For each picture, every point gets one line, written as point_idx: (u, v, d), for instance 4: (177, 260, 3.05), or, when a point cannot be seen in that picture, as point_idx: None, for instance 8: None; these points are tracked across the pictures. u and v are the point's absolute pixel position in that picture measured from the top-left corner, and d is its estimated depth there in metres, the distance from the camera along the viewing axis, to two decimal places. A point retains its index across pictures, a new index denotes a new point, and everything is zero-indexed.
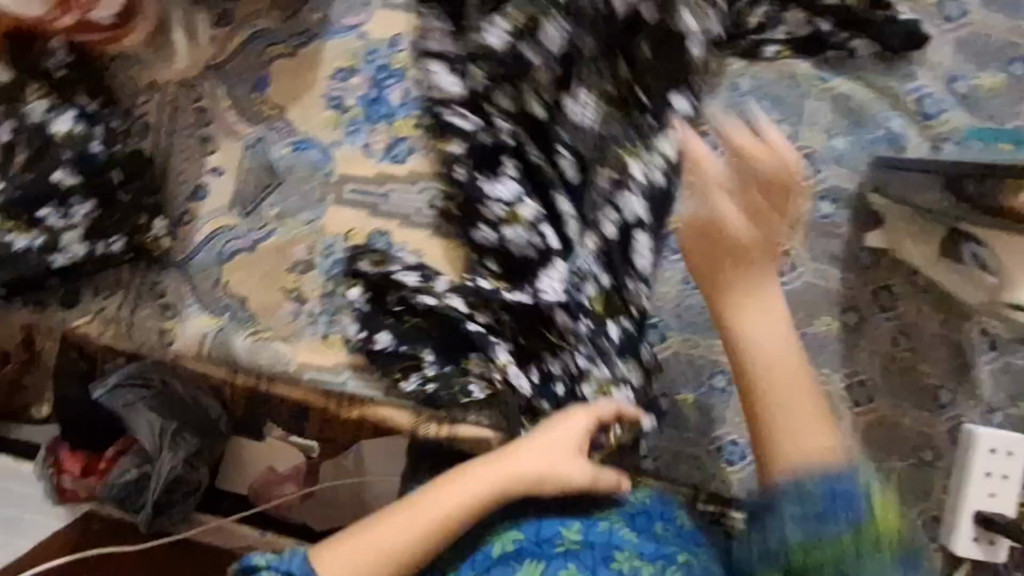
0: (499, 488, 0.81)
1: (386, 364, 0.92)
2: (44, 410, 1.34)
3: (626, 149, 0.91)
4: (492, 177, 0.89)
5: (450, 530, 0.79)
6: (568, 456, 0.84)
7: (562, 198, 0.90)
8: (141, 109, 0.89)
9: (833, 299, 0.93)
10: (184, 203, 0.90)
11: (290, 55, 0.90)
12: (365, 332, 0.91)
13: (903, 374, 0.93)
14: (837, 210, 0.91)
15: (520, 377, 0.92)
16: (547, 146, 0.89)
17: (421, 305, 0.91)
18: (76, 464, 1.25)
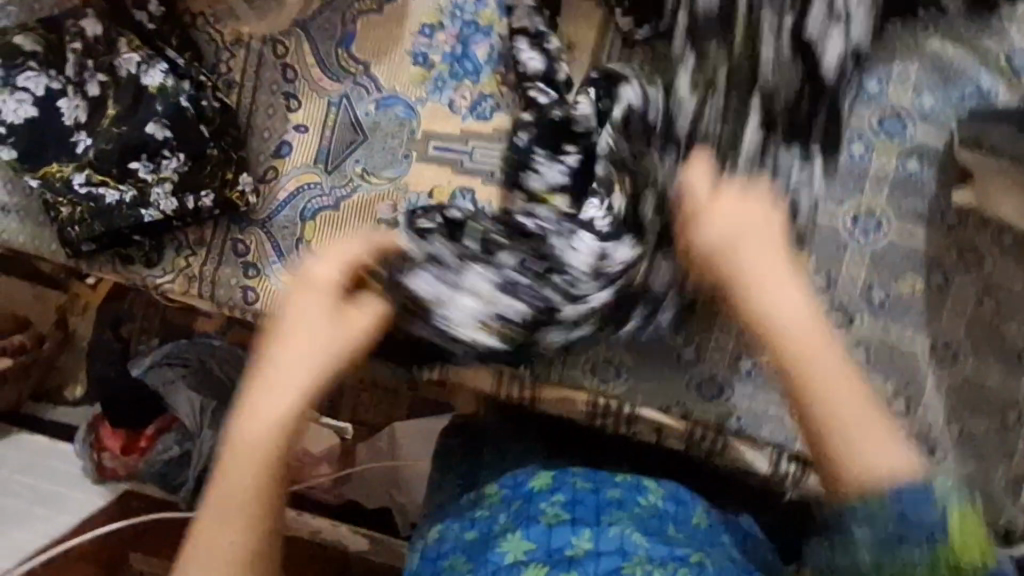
0: (309, 375, 0.71)
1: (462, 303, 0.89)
2: (77, 391, 1.39)
3: (641, 157, 0.89)
4: (585, 140, 0.89)
5: (268, 437, 0.68)
6: (322, 313, 0.74)
7: (590, 199, 0.88)
8: (226, 65, 0.89)
9: (919, 258, 0.92)
10: (268, 160, 0.90)
11: (377, 11, 0.90)
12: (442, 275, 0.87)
13: (989, 333, 0.93)
14: (923, 167, 0.91)
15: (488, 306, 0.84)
16: (633, 110, 0.90)
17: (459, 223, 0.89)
18: (118, 442, 1.26)
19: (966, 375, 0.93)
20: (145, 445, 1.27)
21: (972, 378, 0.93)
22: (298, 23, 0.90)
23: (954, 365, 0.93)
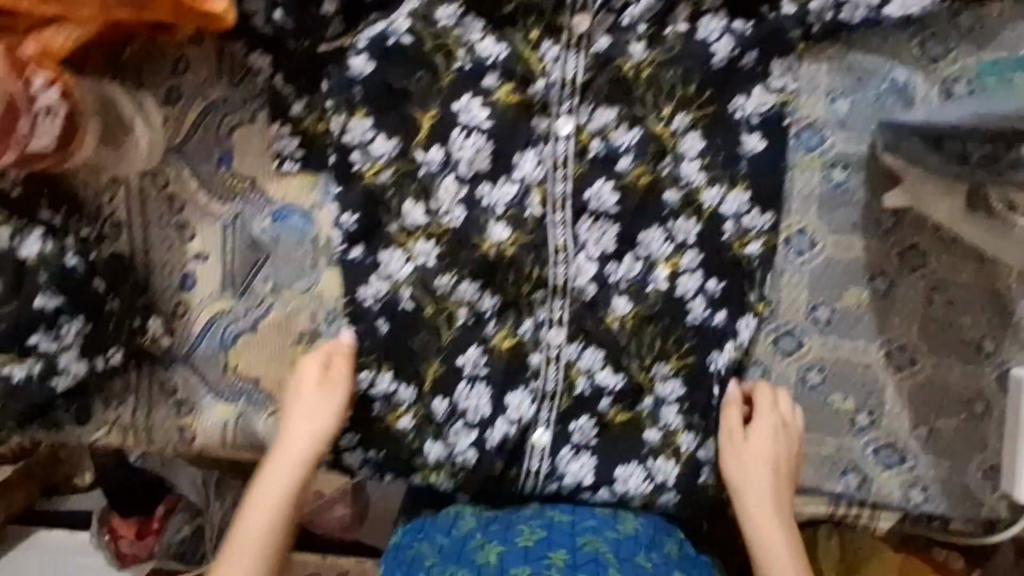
0: None
1: (420, 358, 0.85)
2: (87, 477, 1.30)
3: (504, 337, 0.85)
4: (503, 144, 0.81)
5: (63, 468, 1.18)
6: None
7: (461, 394, 0.85)
8: (108, 208, 0.85)
9: (859, 268, 0.88)
10: (174, 295, 0.87)
11: (250, 120, 0.85)
12: (497, 400, 0.85)
13: (942, 330, 0.89)
14: (849, 176, 0.87)
15: (464, 397, 0.85)
16: (528, 130, 0.82)
17: (440, 305, 0.84)
18: (130, 528, 1.20)
19: (925, 374, 0.90)
20: (158, 526, 1.21)
21: (931, 377, 0.90)
22: (169, 148, 0.85)
23: (912, 368, 0.90)
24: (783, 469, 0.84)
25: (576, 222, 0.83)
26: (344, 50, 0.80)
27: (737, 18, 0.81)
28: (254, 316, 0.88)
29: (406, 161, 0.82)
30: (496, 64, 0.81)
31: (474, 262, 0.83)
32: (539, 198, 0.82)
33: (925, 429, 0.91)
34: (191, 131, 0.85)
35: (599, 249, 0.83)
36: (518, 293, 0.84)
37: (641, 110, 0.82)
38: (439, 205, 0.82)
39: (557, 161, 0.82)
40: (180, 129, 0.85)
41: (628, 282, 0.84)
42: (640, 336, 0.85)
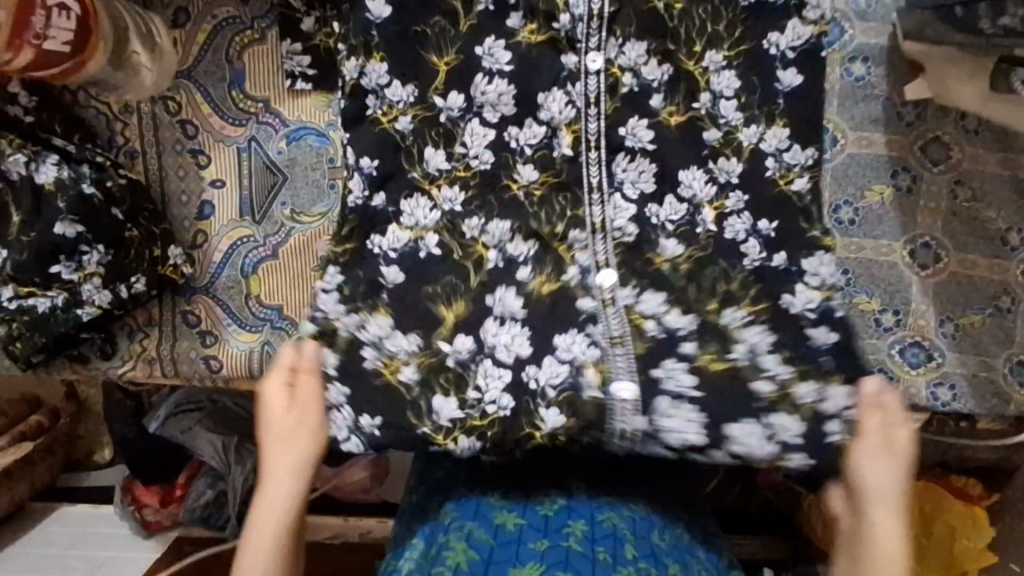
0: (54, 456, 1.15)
1: (449, 291, 0.76)
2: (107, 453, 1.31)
3: (541, 274, 0.76)
4: (526, 86, 0.76)
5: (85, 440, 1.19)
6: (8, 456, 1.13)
7: (491, 328, 0.73)
8: (122, 136, 0.85)
9: (883, 165, 0.88)
10: (193, 224, 0.87)
11: (260, 39, 0.83)
12: (540, 344, 0.73)
13: (968, 224, 0.88)
14: (871, 70, 0.86)
15: (497, 335, 0.73)
16: (555, 70, 0.76)
17: (466, 240, 0.77)
18: (153, 496, 1.19)
19: (953, 271, 0.89)
20: (181, 493, 1.19)
21: (958, 273, 0.89)
22: (181, 72, 0.84)
23: (939, 264, 0.89)
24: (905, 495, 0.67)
25: (612, 162, 0.76)
26: None
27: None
28: (274, 240, 0.87)
29: (425, 107, 0.77)
30: (518, 3, 0.75)
31: (498, 199, 0.78)
32: (568, 138, 0.76)
33: (955, 327, 0.90)
34: (202, 54, 0.84)
35: (637, 190, 0.77)
36: (552, 233, 0.77)
37: (673, 46, 0.76)
38: (466, 150, 0.78)
39: (589, 98, 0.75)
40: (189, 51, 0.83)
41: (675, 224, 0.77)
42: (694, 267, 0.76)
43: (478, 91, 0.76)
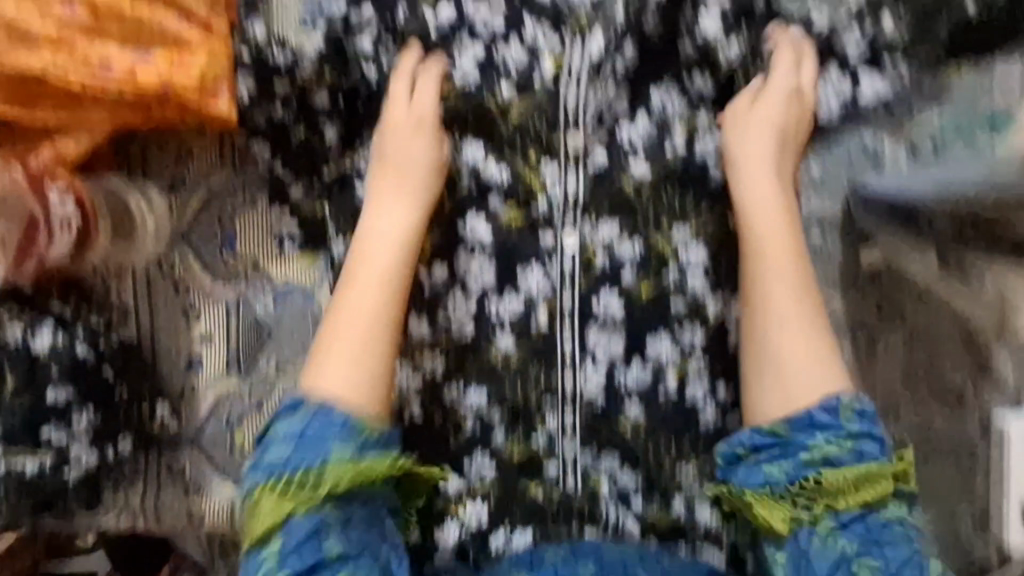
0: None
1: (432, 450, 0.93)
2: None
3: (513, 437, 0.92)
4: (508, 260, 0.91)
5: None
6: None
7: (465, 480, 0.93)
8: (115, 294, 0.87)
9: (840, 324, 0.93)
10: (181, 377, 0.90)
11: (251, 205, 0.87)
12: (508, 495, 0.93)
13: (925, 382, 0.92)
14: (825, 237, 0.92)
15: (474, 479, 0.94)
16: (534, 245, 0.91)
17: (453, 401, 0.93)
18: None
19: (914, 425, 0.93)
20: None
21: (921, 428, 0.92)
22: (175, 235, 0.88)
23: (895, 417, 0.94)
24: (788, 134, 0.87)
25: (582, 335, 0.91)
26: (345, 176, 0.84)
27: None
28: (259, 393, 0.90)
29: (411, 277, 0.93)
30: (500, 187, 0.91)
31: (478, 362, 0.92)
32: (544, 312, 0.91)
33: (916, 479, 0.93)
34: (196, 218, 0.87)
35: (607, 355, 0.91)
36: (526, 400, 0.92)
37: (642, 224, 0.90)
38: (449, 316, 0.93)
39: (564, 275, 0.90)
40: (184, 216, 0.87)
41: (638, 388, 0.91)
42: (646, 424, 0.92)
43: (466, 270, 0.92)
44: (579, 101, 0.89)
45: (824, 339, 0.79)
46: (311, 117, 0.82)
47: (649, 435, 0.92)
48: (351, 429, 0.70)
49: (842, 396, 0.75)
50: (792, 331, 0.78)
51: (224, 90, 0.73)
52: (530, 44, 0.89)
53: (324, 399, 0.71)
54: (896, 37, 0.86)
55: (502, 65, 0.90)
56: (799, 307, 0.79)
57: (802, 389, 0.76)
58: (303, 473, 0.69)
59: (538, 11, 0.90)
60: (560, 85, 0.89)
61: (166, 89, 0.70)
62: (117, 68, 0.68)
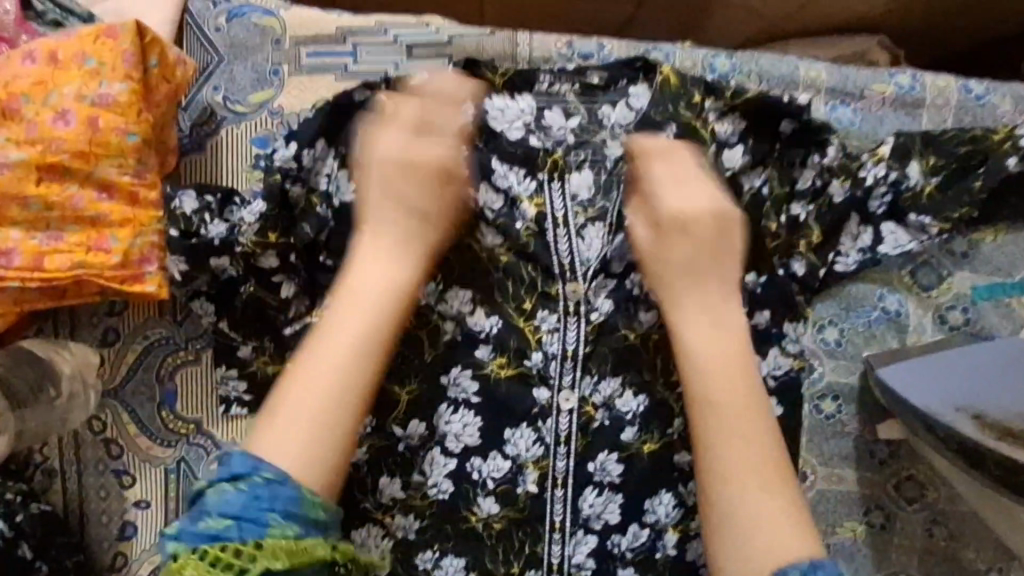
0: None
1: None
2: None
3: None
4: (492, 420, 0.79)
5: None
6: None
7: None
8: (41, 455, 0.79)
9: (856, 500, 0.82)
10: (112, 546, 0.80)
11: (194, 360, 0.79)
12: None
13: (945, 564, 0.83)
14: (841, 406, 0.81)
15: None
16: (525, 402, 0.79)
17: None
18: None
19: None
20: None
21: None
22: (107, 391, 0.78)
23: None
24: (705, 246, 0.73)
25: (577, 497, 0.79)
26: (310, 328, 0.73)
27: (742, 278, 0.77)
28: None
29: (381, 436, 0.80)
30: (488, 337, 0.78)
31: (456, 529, 0.81)
32: (535, 475, 0.79)
33: None
34: (132, 373, 0.79)
35: (602, 522, 0.80)
36: (507, 574, 0.80)
37: (640, 383, 0.78)
38: (426, 478, 0.80)
39: (558, 437, 0.78)
40: (116, 372, 0.78)
41: (634, 552, 0.80)
42: None
43: (450, 427, 0.79)
44: (572, 245, 0.77)
45: (783, 504, 0.65)
46: (261, 276, 0.72)
47: None
48: (297, 507, 0.60)
49: (785, 568, 0.61)
50: (728, 417, 0.68)
51: (152, 261, 0.66)
52: (504, 187, 0.76)
53: (268, 470, 0.60)
54: (921, 184, 0.74)
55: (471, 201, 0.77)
56: (752, 483, 0.66)
57: (757, 556, 0.63)
58: (241, 541, 0.57)
59: (508, 156, 0.76)
60: (547, 230, 0.77)
61: (80, 270, 0.64)
62: (19, 255, 0.63)
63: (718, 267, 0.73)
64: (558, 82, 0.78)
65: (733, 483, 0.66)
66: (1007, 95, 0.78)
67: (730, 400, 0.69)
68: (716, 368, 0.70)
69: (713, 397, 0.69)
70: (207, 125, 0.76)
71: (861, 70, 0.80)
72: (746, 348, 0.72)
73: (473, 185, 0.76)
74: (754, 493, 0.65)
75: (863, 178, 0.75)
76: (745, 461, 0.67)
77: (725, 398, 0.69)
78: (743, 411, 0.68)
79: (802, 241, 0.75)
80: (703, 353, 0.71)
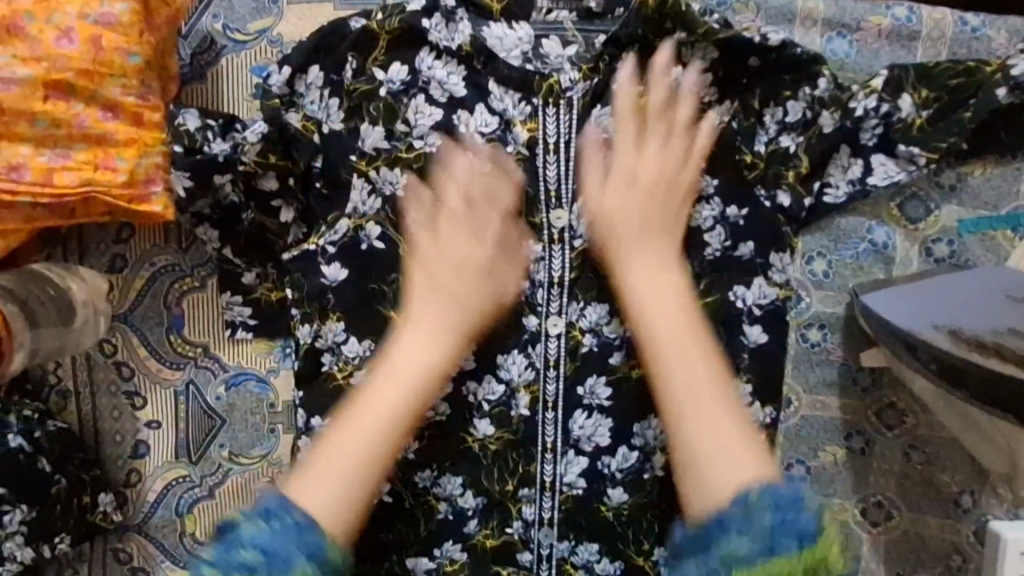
0: None
1: (399, 542, 0.87)
2: None
3: (488, 529, 0.86)
4: (485, 345, 0.82)
5: None
6: None
7: (422, 559, 0.87)
8: (54, 375, 0.83)
9: (837, 426, 0.86)
10: (125, 463, 0.84)
11: (200, 287, 0.81)
12: None
13: (920, 486, 0.87)
14: (827, 336, 0.84)
15: (450, 554, 0.87)
16: (516, 328, 0.82)
17: (432, 491, 0.86)
18: None
19: (903, 528, 0.89)
20: None
21: (908, 532, 0.89)
22: (116, 316, 0.82)
23: (889, 523, 0.88)
24: (653, 172, 0.74)
25: (568, 419, 0.83)
26: (308, 256, 0.77)
27: (729, 204, 0.78)
28: (211, 482, 0.85)
29: None
30: None
31: (453, 448, 0.85)
32: (526, 399, 0.83)
33: None
34: (140, 299, 0.82)
35: (592, 444, 0.84)
36: (503, 490, 0.85)
37: None
38: None
39: (548, 362, 0.81)
40: (124, 298, 0.82)
41: (624, 473, 0.85)
42: (625, 516, 0.86)
43: None
44: (561, 171, 0.77)
45: (730, 427, 0.65)
46: (262, 201, 0.76)
47: (620, 529, 0.87)
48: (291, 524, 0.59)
49: (745, 488, 0.60)
50: (667, 333, 0.68)
51: (158, 182, 0.70)
52: (498, 110, 0.77)
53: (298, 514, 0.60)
54: (912, 117, 0.75)
55: (462, 127, 0.77)
56: (687, 405, 0.65)
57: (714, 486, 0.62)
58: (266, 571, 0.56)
59: (504, 79, 0.76)
60: (537, 155, 0.77)
61: (88, 188, 0.67)
62: (28, 172, 0.65)
63: (664, 196, 0.74)
64: (556, 9, 0.79)
65: (671, 398, 0.66)
66: (1004, 28, 0.78)
67: (669, 317, 0.69)
68: (651, 289, 0.71)
69: (650, 313, 0.70)
70: (207, 53, 0.77)
71: (858, 2, 0.80)
72: (672, 269, 0.72)
73: (469, 109, 0.77)
74: (694, 414, 0.65)
75: (852, 109, 0.76)
76: (686, 376, 0.66)
77: (658, 314, 0.70)
78: (681, 321, 0.69)
79: (790, 174, 0.77)
80: (640, 276, 0.72)
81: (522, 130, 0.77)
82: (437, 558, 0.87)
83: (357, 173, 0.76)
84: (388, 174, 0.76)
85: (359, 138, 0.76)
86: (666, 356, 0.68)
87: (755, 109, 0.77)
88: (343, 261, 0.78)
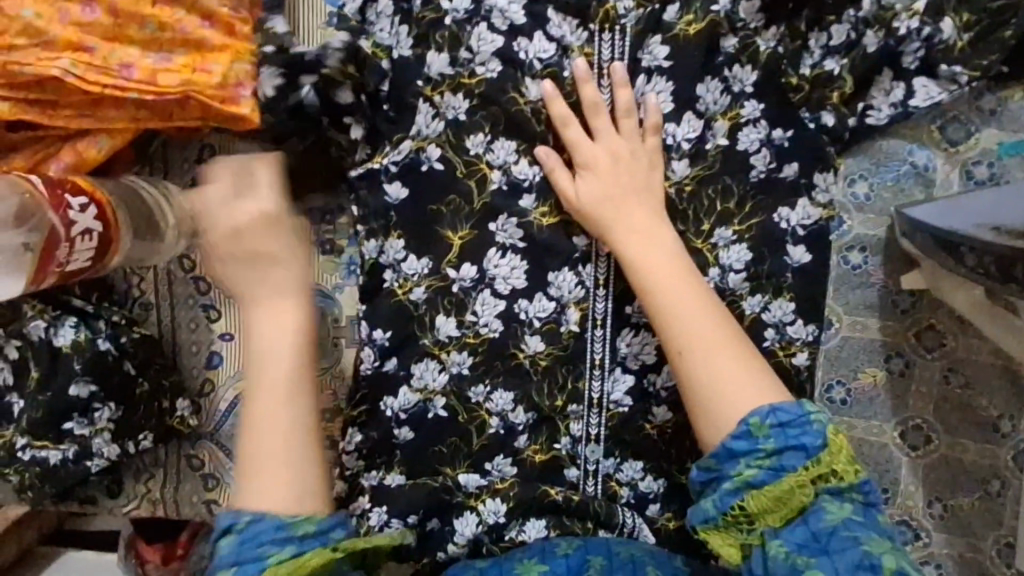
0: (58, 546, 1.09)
1: (451, 457, 0.89)
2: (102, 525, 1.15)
3: (538, 444, 0.89)
4: (538, 263, 0.86)
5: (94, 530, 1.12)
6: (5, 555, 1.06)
7: (473, 473, 0.88)
8: (137, 289, 0.89)
9: (876, 348, 0.89)
10: (200, 373, 0.91)
11: None
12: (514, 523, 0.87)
13: (959, 410, 0.90)
14: (867, 258, 0.87)
15: (500, 468, 0.89)
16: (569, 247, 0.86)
17: (485, 406, 0.88)
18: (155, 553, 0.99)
19: (942, 452, 0.91)
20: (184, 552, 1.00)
21: (948, 456, 0.91)
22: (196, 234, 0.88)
23: (928, 447, 0.91)
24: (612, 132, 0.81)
25: (616, 337, 0.87)
26: (372, 173, 0.84)
27: (775, 127, 0.82)
28: None
29: (438, 277, 0.86)
30: (531, 187, 0.84)
31: (505, 365, 0.88)
32: (576, 315, 0.87)
33: (941, 505, 0.91)
34: None
35: (638, 361, 0.87)
36: (553, 406, 0.88)
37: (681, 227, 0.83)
38: (477, 317, 0.87)
39: (598, 281, 0.86)
40: None
41: (669, 391, 0.88)
42: (672, 432, 0.89)
43: (501, 270, 0.86)
44: (613, 95, 0.81)
45: (735, 365, 0.71)
46: (337, 114, 0.81)
47: (667, 448, 0.89)
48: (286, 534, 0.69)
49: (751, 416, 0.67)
50: (683, 330, 0.74)
51: (245, 87, 0.79)
52: (556, 36, 0.81)
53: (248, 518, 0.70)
54: (954, 39, 0.78)
55: (522, 53, 0.81)
56: (710, 389, 0.70)
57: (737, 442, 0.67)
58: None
59: (562, 7, 0.81)
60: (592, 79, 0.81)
61: (187, 87, 0.76)
62: (138, 70, 0.74)
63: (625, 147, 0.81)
64: None
65: (700, 391, 0.71)
66: None
67: (675, 294, 0.75)
68: (652, 251, 0.78)
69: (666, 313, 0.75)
70: None
71: None
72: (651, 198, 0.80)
73: (529, 36, 0.81)
74: (713, 381, 0.70)
75: (896, 29, 0.78)
76: (700, 358, 0.72)
77: (653, 262, 0.77)
78: (685, 303, 0.75)
79: (832, 95, 0.81)
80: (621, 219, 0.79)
81: (578, 55, 0.81)
82: (488, 474, 0.89)
83: (422, 98, 0.82)
84: (451, 99, 0.82)
85: (426, 65, 0.81)
86: (687, 352, 0.73)
87: (799, 34, 0.81)
88: (406, 181, 0.84)
